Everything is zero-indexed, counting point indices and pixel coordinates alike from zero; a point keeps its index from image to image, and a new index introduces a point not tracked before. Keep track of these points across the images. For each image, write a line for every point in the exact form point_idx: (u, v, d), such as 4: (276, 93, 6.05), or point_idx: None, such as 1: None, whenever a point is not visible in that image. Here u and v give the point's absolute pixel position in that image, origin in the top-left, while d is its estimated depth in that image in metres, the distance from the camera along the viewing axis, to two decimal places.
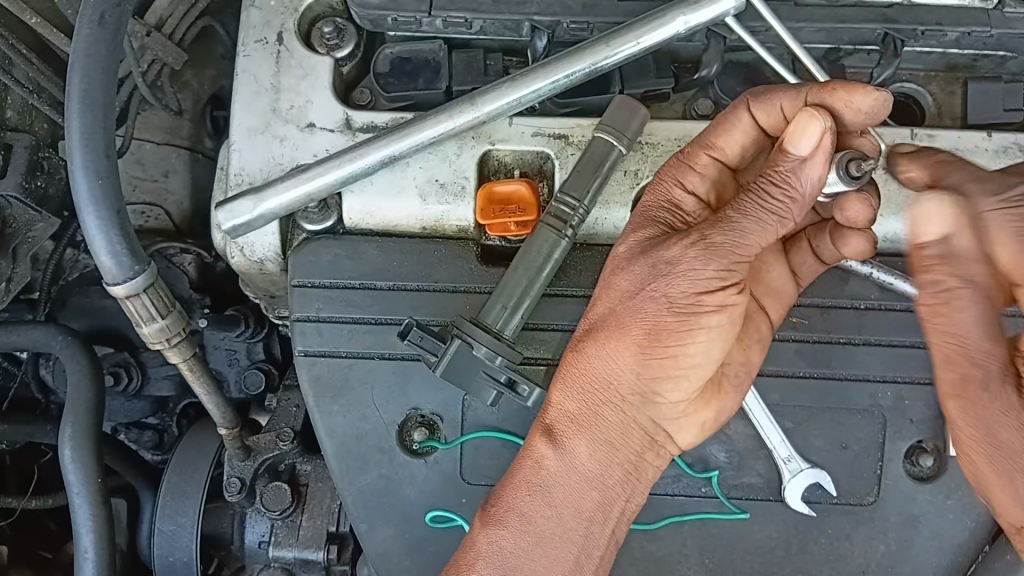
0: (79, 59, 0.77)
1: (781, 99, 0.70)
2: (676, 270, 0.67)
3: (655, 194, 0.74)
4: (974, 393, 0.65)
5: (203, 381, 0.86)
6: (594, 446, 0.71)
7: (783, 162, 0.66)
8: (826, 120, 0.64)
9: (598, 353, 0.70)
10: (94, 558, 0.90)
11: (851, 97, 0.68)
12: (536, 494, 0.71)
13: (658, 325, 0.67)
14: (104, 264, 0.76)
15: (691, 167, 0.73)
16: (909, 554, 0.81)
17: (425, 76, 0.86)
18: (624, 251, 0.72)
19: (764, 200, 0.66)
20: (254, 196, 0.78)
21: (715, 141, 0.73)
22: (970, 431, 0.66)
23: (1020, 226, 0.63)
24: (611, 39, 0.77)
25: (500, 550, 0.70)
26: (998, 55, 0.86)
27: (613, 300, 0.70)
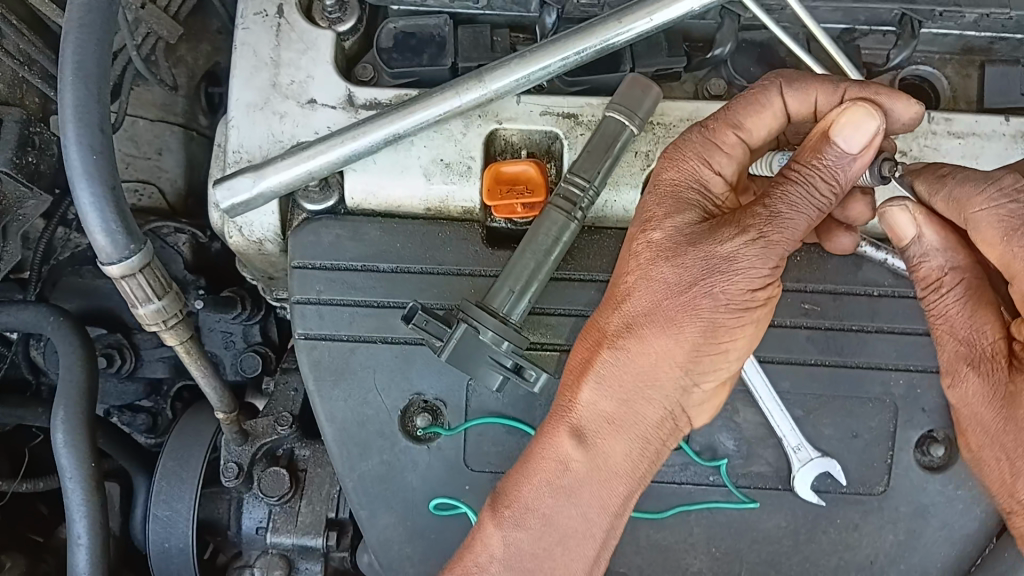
0: (73, 29, 0.74)
1: (818, 92, 0.69)
2: (734, 267, 0.64)
3: (683, 173, 0.69)
4: (961, 370, 0.66)
5: (200, 364, 0.84)
6: (628, 443, 0.69)
7: (828, 152, 0.63)
8: (880, 117, 0.62)
9: (641, 348, 0.67)
10: (88, 544, 0.88)
11: (893, 101, 0.68)
12: (563, 493, 0.69)
13: (711, 322, 0.65)
14: (99, 243, 0.74)
15: (718, 147, 0.69)
16: (917, 544, 0.80)
17: (430, 52, 0.84)
18: (664, 239, 0.67)
19: (814, 195, 0.64)
20: (255, 173, 0.76)
21: (744, 122, 0.69)
22: (964, 410, 0.67)
23: (1003, 219, 0.60)
24: (624, 15, 0.75)
25: (517, 550, 0.69)
26: (1014, 38, 0.84)
27: (657, 293, 0.67)
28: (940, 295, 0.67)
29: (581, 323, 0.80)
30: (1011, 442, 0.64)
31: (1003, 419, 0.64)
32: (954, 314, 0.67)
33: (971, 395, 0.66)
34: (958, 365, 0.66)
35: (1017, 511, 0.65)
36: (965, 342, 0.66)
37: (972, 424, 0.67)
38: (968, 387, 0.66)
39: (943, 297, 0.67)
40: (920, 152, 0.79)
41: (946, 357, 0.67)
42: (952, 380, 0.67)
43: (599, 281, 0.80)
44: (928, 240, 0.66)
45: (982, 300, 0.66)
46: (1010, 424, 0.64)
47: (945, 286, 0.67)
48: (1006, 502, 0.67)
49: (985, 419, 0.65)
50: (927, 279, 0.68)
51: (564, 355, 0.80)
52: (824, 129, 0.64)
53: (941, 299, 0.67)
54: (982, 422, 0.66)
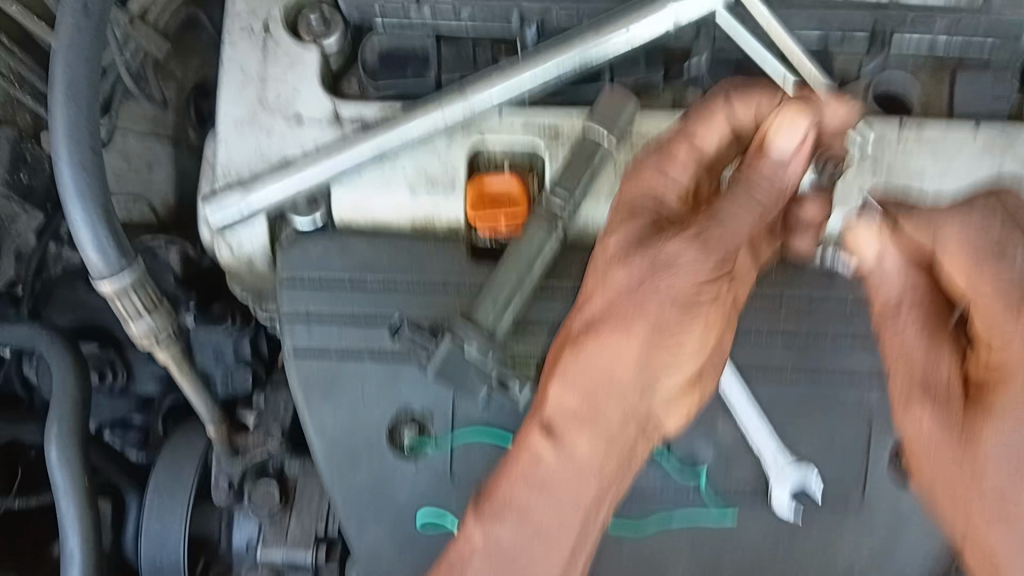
0: (63, 48, 0.75)
1: (759, 97, 0.72)
2: (679, 263, 0.66)
3: (639, 186, 0.71)
4: (913, 400, 0.67)
5: (191, 382, 0.86)
6: (594, 442, 0.68)
7: (765, 159, 0.67)
8: (809, 121, 0.66)
9: (597, 349, 0.68)
10: (81, 561, 0.89)
11: (829, 108, 0.69)
12: (532, 490, 0.69)
13: (663, 318, 0.66)
14: (90, 260, 0.75)
15: (673, 158, 0.71)
16: (896, 549, 0.81)
17: (413, 66, 0.86)
18: (619, 244, 0.70)
19: (755, 195, 0.67)
20: (242, 190, 0.79)
21: (695, 133, 0.72)
22: (916, 441, 0.67)
23: (965, 246, 0.62)
24: (602, 29, 0.77)
25: (496, 543, 0.69)
26: (986, 42, 0.84)
27: (611, 294, 0.69)
28: (897, 319, 0.69)
29: None
30: (966, 472, 0.63)
31: (955, 450, 0.64)
32: (911, 343, 0.68)
33: (925, 421, 0.66)
34: (911, 394, 0.67)
35: (968, 543, 0.65)
36: (920, 369, 0.67)
37: (920, 451, 0.67)
38: (921, 417, 0.66)
39: (900, 322, 0.68)
40: (891, 160, 0.81)
41: (898, 385, 0.68)
42: (905, 409, 0.68)
43: None
44: (889, 262, 0.69)
45: (938, 330, 0.67)
46: (966, 450, 0.63)
47: (904, 309, 0.68)
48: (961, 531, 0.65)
49: (941, 449, 0.65)
50: (886, 305, 0.70)
51: None
52: (761, 137, 0.68)
53: (897, 322, 0.69)
54: (937, 452, 0.66)
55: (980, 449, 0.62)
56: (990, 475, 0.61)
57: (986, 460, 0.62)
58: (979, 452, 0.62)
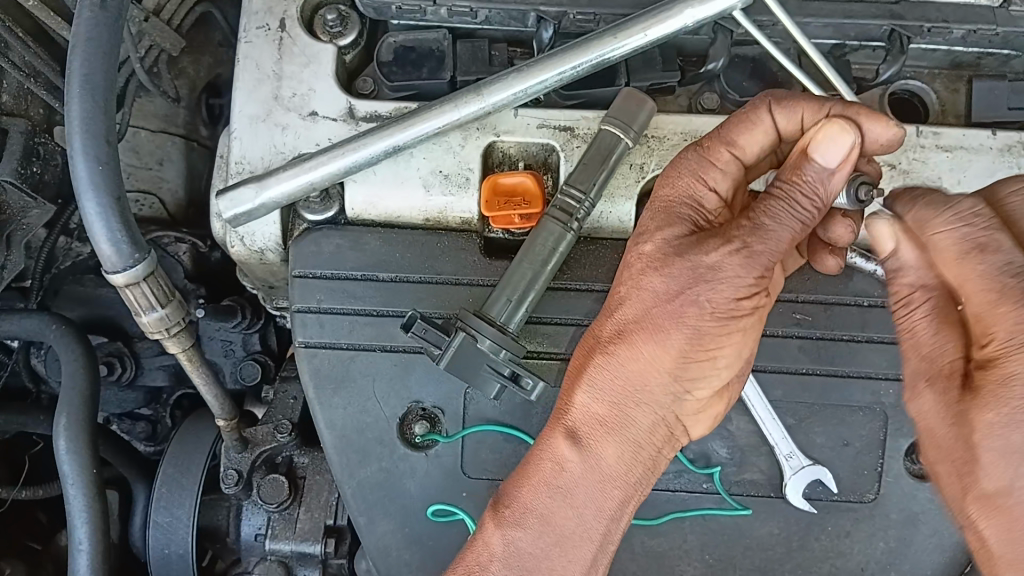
0: (80, 41, 0.75)
1: (806, 109, 0.69)
2: (717, 276, 0.65)
3: (678, 189, 0.71)
4: (919, 386, 0.67)
5: (201, 372, 0.85)
6: (620, 447, 0.71)
7: (807, 169, 0.65)
8: (855, 135, 0.63)
9: (631, 355, 0.69)
10: (89, 549, 0.89)
11: (871, 125, 0.68)
12: (557, 495, 0.70)
13: (698, 331, 0.67)
14: (103, 252, 0.75)
15: (713, 164, 0.71)
16: (907, 552, 0.81)
17: (429, 66, 0.85)
18: (655, 251, 0.69)
19: (797, 209, 0.65)
20: (256, 184, 0.77)
21: (737, 140, 0.70)
22: (919, 424, 0.67)
23: (957, 242, 0.62)
24: (619, 31, 0.77)
25: (516, 549, 0.70)
26: (1001, 54, 0.86)
27: (645, 303, 0.69)
28: (908, 312, 0.69)
29: (577, 332, 0.81)
30: (961, 456, 0.62)
31: (952, 436, 0.63)
32: (920, 331, 0.68)
33: (928, 410, 0.66)
34: (917, 381, 0.67)
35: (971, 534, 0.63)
36: (929, 358, 0.67)
37: (925, 436, 0.67)
38: (925, 402, 0.66)
39: (911, 313, 0.68)
40: (908, 166, 0.81)
41: (909, 372, 0.68)
42: (911, 395, 0.68)
43: (595, 291, 0.81)
44: (904, 256, 0.68)
45: (947, 320, 0.66)
46: (961, 440, 0.62)
47: (914, 302, 0.68)
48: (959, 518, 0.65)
49: (940, 436, 0.64)
50: (900, 295, 0.69)
51: (560, 364, 0.81)
52: (805, 146, 0.66)
53: (910, 315, 0.68)
54: (937, 438, 0.65)
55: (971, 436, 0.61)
56: (983, 464, 0.60)
57: (981, 447, 0.60)
58: (972, 439, 0.61)
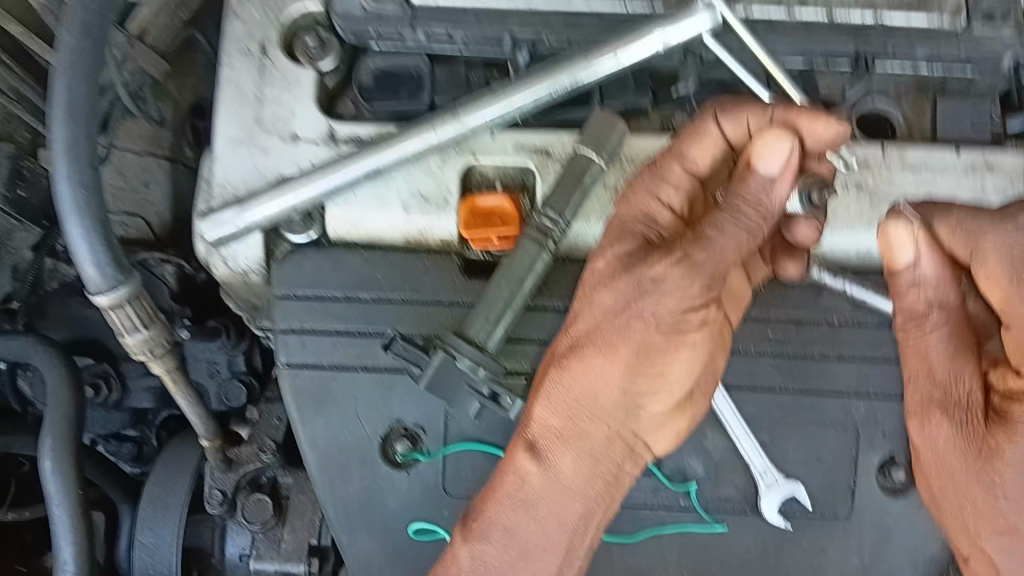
0: (62, 68, 0.76)
1: (749, 113, 0.70)
2: (662, 288, 0.68)
3: (632, 207, 0.73)
4: (933, 415, 0.70)
5: (184, 393, 0.86)
6: (577, 459, 0.72)
7: (751, 179, 0.67)
8: (792, 141, 0.65)
9: (583, 368, 0.71)
10: (75, 571, 0.89)
11: (814, 126, 0.70)
12: (519, 509, 0.72)
13: (647, 343, 0.69)
14: (88, 275, 0.76)
15: (663, 179, 0.73)
16: (881, 564, 0.83)
17: (408, 89, 0.87)
18: (606, 267, 0.71)
19: (740, 221, 0.67)
20: (238, 207, 0.80)
21: (686, 153, 0.72)
22: (927, 451, 0.71)
23: (1013, 261, 0.64)
24: (592, 54, 0.78)
25: (483, 563, 0.72)
26: (964, 75, 0.86)
27: (596, 316, 0.71)
28: (920, 334, 0.69)
29: None
30: (973, 492, 0.69)
31: (971, 472, 0.68)
32: (933, 353, 0.69)
33: (938, 434, 0.70)
34: (930, 410, 0.70)
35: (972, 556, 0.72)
36: (942, 387, 0.69)
37: (929, 460, 0.72)
38: (940, 433, 0.70)
39: (926, 334, 0.69)
40: (876, 184, 0.83)
41: (914, 400, 0.71)
42: (923, 421, 0.71)
43: (573, 309, 0.82)
44: (923, 268, 0.68)
45: (963, 347, 0.69)
46: (985, 475, 0.68)
47: (930, 322, 0.68)
48: (964, 548, 0.72)
49: (955, 467, 0.69)
50: (911, 312, 0.69)
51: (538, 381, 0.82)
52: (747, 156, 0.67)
53: (919, 339, 0.69)
54: (943, 467, 0.70)
55: (1004, 470, 0.66)
56: (1009, 495, 0.67)
57: (1007, 481, 0.66)
58: (1003, 478, 0.67)
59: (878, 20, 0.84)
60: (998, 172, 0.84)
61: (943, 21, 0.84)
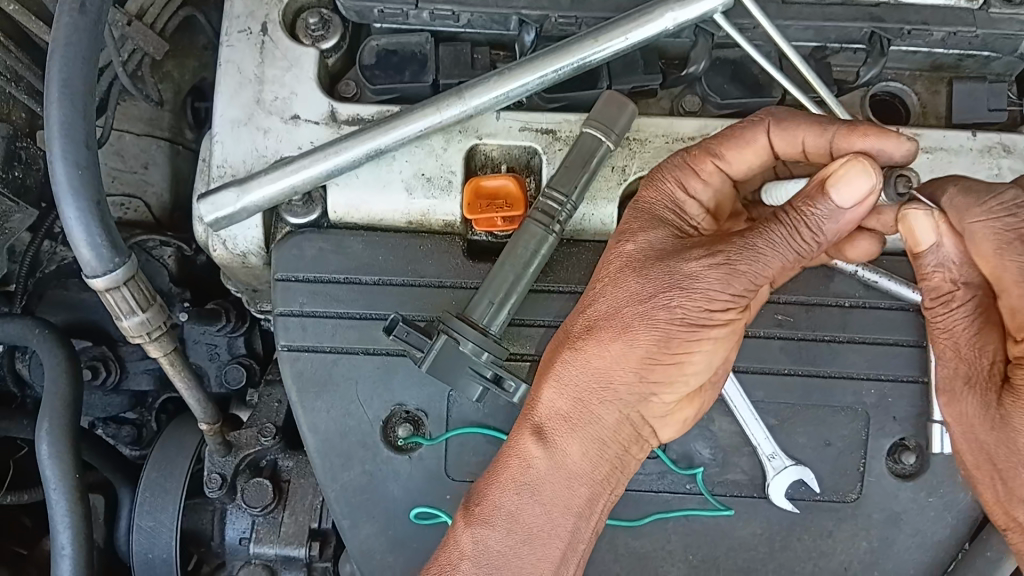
0: (59, 46, 0.75)
1: (805, 133, 0.70)
2: (693, 285, 0.66)
3: (660, 193, 0.73)
4: (958, 389, 0.67)
5: (183, 376, 0.85)
6: (585, 445, 0.71)
7: (817, 205, 0.64)
8: (876, 177, 0.62)
9: (600, 352, 0.69)
10: (72, 555, 0.88)
11: (885, 143, 0.67)
12: (524, 491, 0.71)
13: (667, 334, 0.67)
14: (83, 256, 0.75)
15: (695, 173, 0.73)
16: (890, 551, 0.82)
17: (411, 69, 0.85)
18: (635, 252, 0.71)
19: (793, 239, 0.65)
20: (239, 187, 0.77)
21: (724, 153, 0.72)
22: (958, 429, 0.67)
23: (997, 233, 0.61)
24: (600, 35, 0.77)
25: (485, 548, 0.70)
26: (981, 55, 0.86)
27: (619, 301, 0.70)
28: (949, 310, 0.66)
29: None
30: (1004, 462, 0.65)
31: (997, 439, 0.65)
32: (959, 330, 0.66)
33: (967, 414, 0.66)
34: (956, 384, 0.67)
35: (1013, 528, 0.67)
36: (966, 363, 0.66)
37: (969, 445, 0.67)
38: (965, 406, 0.66)
39: (952, 312, 0.66)
40: None
41: (942, 375, 0.68)
42: (948, 400, 0.67)
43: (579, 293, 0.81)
44: (946, 249, 0.64)
45: (988, 320, 0.66)
46: (1004, 443, 0.64)
47: (957, 300, 0.66)
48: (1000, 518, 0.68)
49: (981, 440, 0.66)
50: (938, 292, 0.67)
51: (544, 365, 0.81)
52: (822, 177, 0.64)
53: (949, 314, 0.67)
54: (977, 443, 0.66)
55: (1022, 438, 0.63)
56: None
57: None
58: (1021, 442, 0.63)
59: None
60: (1015, 155, 0.82)
61: (960, 1, 0.83)
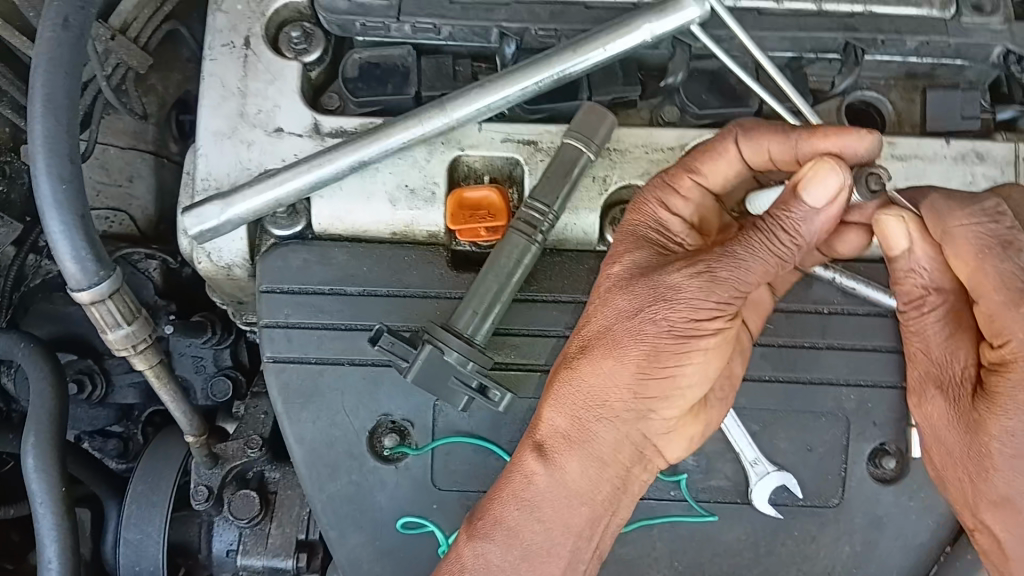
0: (43, 61, 0.75)
1: (770, 141, 0.70)
2: (677, 296, 0.67)
3: (642, 214, 0.74)
4: (933, 391, 0.69)
5: (169, 389, 0.86)
6: (585, 462, 0.71)
7: (794, 207, 0.66)
8: (843, 174, 0.64)
9: (595, 370, 0.70)
10: (59, 568, 0.88)
11: (845, 140, 0.67)
12: (524, 509, 0.71)
13: (657, 347, 0.68)
14: (68, 270, 0.75)
15: (675, 190, 0.74)
16: (872, 554, 0.83)
17: (394, 81, 0.86)
18: (622, 272, 0.72)
19: (772, 243, 0.66)
20: (221, 201, 0.78)
21: (700, 167, 0.73)
22: (929, 431, 0.71)
23: (981, 237, 0.64)
24: (579, 46, 0.78)
25: (485, 562, 0.72)
26: (954, 64, 0.87)
27: (610, 318, 0.70)
28: (921, 314, 0.69)
29: (545, 343, 0.82)
30: (974, 467, 0.66)
31: (965, 443, 0.67)
32: (932, 334, 0.69)
33: (940, 416, 0.69)
34: (929, 386, 0.70)
35: (978, 528, 0.69)
36: (941, 366, 0.69)
37: (935, 445, 0.70)
38: (935, 408, 0.69)
39: (924, 316, 0.69)
40: None
41: (923, 374, 0.71)
42: (923, 398, 0.71)
43: (562, 302, 0.82)
44: (918, 258, 0.67)
45: (966, 327, 0.68)
46: (973, 446, 0.66)
47: (928, 305, 0.69)
48: (969, 520, 0.70)
49: (951, 442, 0.68)
50: (910, 296, 0.70)
51: (527, 374, 0.82)
52: (793, 182, 0.66)
53: (922, 318, 0.69)
54: (946, 444, 0.69)
55: (989, 444, 0.64)
56: (1000, 469, 0.64)
57: (995, 454, 0.64)
58: (990, 444, 0.64)
59: (867, 9, 0.84)
60: (987, 162, 0.84)
61: (932, 10, 0.85)
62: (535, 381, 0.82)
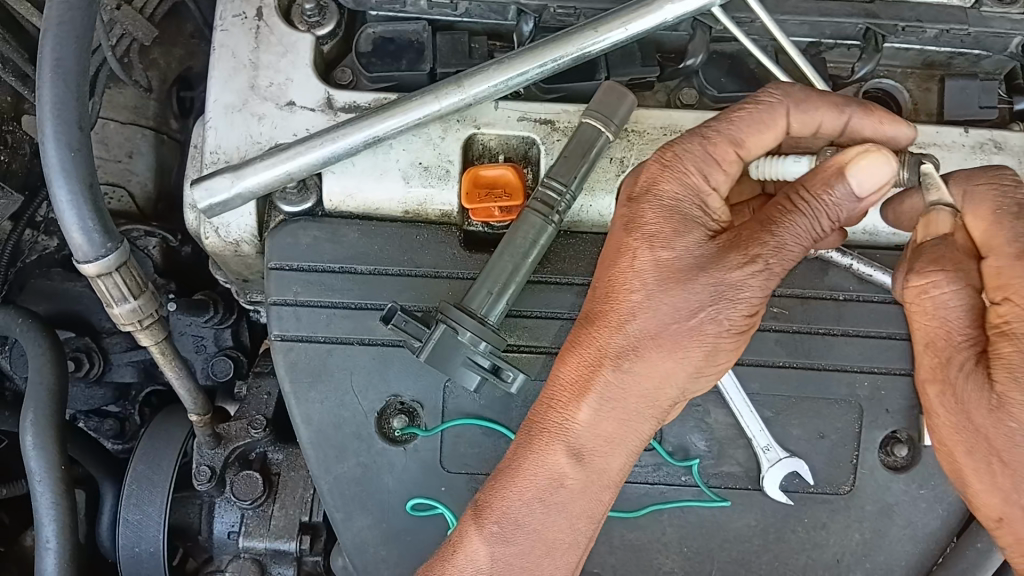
0: (52, 25, 0.73)
1: (823, 115, 0.71)
2: (740, 296, 0.65)
3: (684, 188, 0.70)
4: (951, 377, 0.62)
5: (174, 366, 0.84)
6: (620, 454, 0.71)
7: (837, 188, 0.65)
8: (893, 167, 0.64)
9: (642, 368, 0.68)
10: (56, 549, 0.86)
11: (900, 125, 0.73)
12: (552, 509, 0.70)
13: (716, 345, 0.67)
14: (74, 241, 0.73)
15: (719, 164, 0.70)
16: (883, 543, 0.82)
17: (408, 57, 0.85)
18: (671, 262, 0.68)
19: (817, 225, 0.65)
20: (233, 174, 0.76)
21: (746, 141, 0.71)
22: (951, 419, 0.63)
23: (995, 200, 0.64)
24: (600, 25, 0.76)
25: (503, 563, 0.70)
26: (973, 54, 0.88)
27: (661, 316, 0.67)
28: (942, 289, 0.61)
29: (560, 325, 0.81)
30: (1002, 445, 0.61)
31: (994, 422, 0.61)
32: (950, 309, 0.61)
33: (966, 403, 0.62)
34: (948, 371, 0.62)
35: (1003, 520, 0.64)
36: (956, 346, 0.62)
37: (960, 434, 0.63)
38: (962, 392, 0.62)
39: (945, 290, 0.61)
40: None
41: (931, 363, 0.63)
42: (941, 388, 0.63)
43: (576, 285, 0.81)
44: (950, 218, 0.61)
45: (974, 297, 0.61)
46: (1004, 425, 0.60)
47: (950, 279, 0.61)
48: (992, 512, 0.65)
49: (976, 424, 0.62)
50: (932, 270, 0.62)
51: (542, 356, 0.81)
52: (838, 163, 0.65)
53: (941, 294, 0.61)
54: (971, 430, 0.62)
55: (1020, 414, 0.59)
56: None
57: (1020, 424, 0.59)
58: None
59: None
60: (1006, 152, 0.84)
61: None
62: (545, 362, 0.81)
